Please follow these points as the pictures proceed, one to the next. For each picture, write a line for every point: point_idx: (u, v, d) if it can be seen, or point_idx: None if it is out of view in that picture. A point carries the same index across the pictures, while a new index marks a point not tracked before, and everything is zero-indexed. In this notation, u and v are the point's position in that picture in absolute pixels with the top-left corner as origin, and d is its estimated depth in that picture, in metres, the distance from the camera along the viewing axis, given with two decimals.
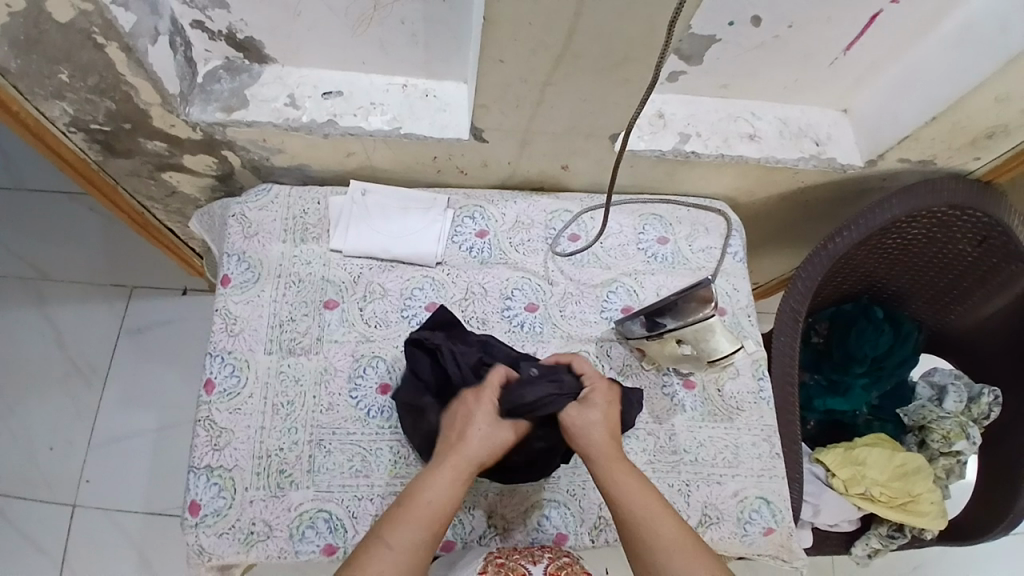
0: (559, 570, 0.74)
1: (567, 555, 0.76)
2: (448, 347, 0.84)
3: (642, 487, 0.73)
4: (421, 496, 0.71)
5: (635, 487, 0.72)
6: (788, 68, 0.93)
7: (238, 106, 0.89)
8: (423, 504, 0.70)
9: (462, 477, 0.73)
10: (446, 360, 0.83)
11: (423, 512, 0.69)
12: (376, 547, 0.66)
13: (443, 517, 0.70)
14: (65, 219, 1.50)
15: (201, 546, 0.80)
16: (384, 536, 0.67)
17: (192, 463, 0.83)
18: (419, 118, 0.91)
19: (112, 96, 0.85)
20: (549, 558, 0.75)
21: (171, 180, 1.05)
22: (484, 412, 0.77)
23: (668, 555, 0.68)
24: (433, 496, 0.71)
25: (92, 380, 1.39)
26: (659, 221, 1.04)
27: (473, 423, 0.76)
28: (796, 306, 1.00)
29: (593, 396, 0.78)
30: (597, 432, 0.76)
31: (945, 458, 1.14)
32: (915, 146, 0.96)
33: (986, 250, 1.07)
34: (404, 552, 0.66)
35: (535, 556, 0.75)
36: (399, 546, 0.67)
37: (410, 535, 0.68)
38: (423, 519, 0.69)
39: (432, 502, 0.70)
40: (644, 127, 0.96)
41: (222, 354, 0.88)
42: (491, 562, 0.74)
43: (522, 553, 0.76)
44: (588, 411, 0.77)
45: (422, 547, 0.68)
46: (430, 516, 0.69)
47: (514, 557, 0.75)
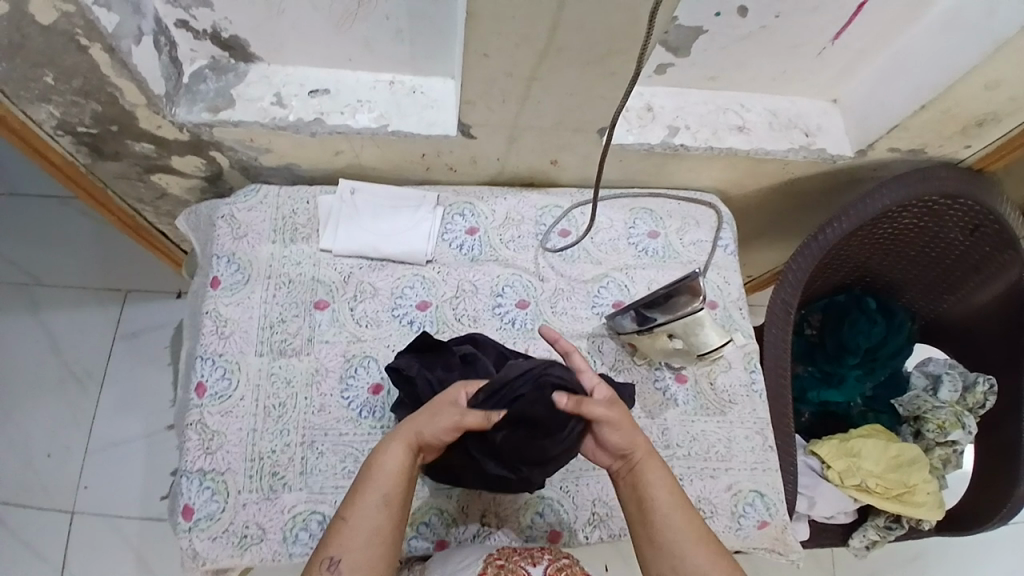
0: (558, 571, 0.73)
1: (566, 557, 0.75)
2: (423, 377, 0.81)
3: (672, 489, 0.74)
4: (371, 471, 0.72)
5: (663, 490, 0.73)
6: (775, 59, 0.92)
7: (224, 106, 0.88)
8: (375, 477, 0.71)
9: (407, 448, 0.73)
10: (422, 387, 0.81)
11: (373, 484, 0.71)
12: (334, 528, 0.69)
13: (400, 487, 0.71)
14: (57, 223, 1.49)
15: (195, 550, 0.80)
16: (342, 515, 0.70)
17: (184, 467, 0.83)
18: (406, 115, 0.91)
19: (97, 98, 0.85)
20: (548, 559, 0.74)
21: (159, 182, 1.05)
22: (444, 402, 0.73)
23: (691, 550, 0.70)
24: (380, 471, 0.71)
25: (87, 385, 1.39)
26: (649, 215, 1.04)
27: (435, 406, 0.73)
28: (788, 298, 0.99)
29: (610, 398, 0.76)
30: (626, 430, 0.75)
31: (941, 448, 1.16)
32: (904, 135, 0.96)
33: (978, 239, 1.08)
34: (362, 527, 0.69)
35: (534, 557, 0.74)
36: (352, 521, 0.69)
37: (362, 511, 0.69)
38: (375, 498, 0.70)
39: (381, 475, 0.71)
40: (632, 121, 0.95)
41: (212, 357, 0.88)
42: (490, 564, 0.73)
43: (521, 555, 0.74)
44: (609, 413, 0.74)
45: (379, 520, 0.69)
46: (381, 489, 0.71)
47: (513, 558, 0.74)
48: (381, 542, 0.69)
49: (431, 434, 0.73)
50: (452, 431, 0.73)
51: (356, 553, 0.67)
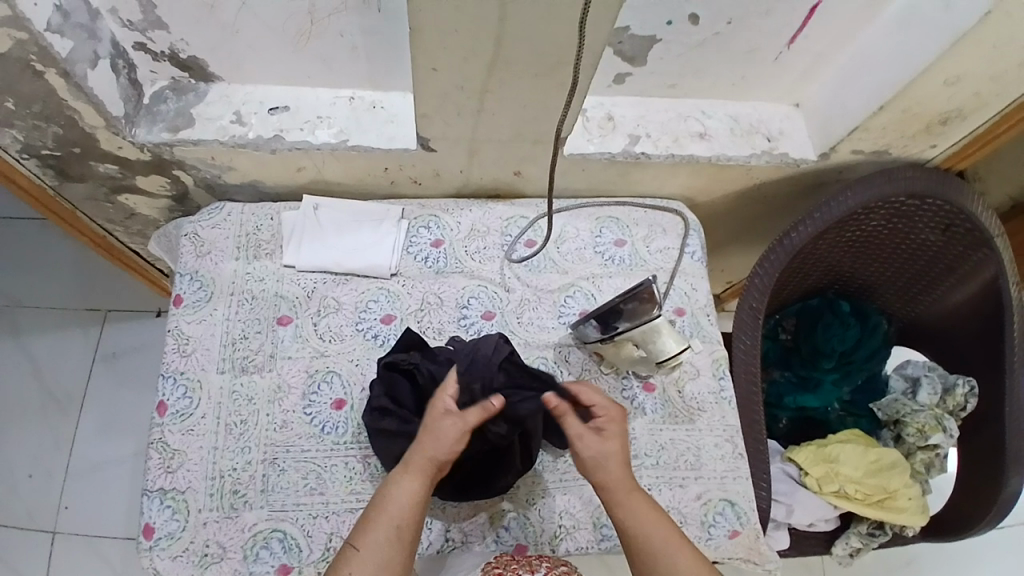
0: None
1: (563, 565, 0.75)
2: (425, 366, 0.83)
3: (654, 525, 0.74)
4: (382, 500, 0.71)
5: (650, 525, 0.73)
6: (733, 65, 0.93)
7: (184, 125, 0.89)
8: (389, 505, 0.71)
9: (422, 475, 0.72)
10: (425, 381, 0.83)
11: (384, 515, 0.70)
12: (345, 556, 0.68)
13: (412, 515, 0.71)
14: (37, 247, 1.50)
15: (155, 570, 0.79)
16: (353, 545, 0.69)
17: (145, 486, 0.83)
18: (365, 130, 0.91)
19: (58, 122, 0.85)
20: (547, 568, 0.73)
21: (127, 202, 1.06)
22: (441, 410, 0.75)
23: None
24: (394, 498, 0.71)
25: (68, 406, 1.39)
26: (616, 224, 1.03)
27: (434, 421, 0.73)
28: (756, 303, 0.99)
29: (607, 428, 0.78)
30: (615, 462, 0.76)
31: (923, 453, 1.13)
32: (866, 137, 0.96)
33: (951, 238, 1.07)
34: (373, 556, 0.68)
35: (532, 565, 0.73)
36: (363, 551, 0.68)
37: (375, 539, 0.69)
38: (387, 525, 0.70)
39: (392, 507, 0.71)
40: (592, 130, 0.96)
41: (174, 375, 0.88)
42: (488, 573, 0.73)
43: (519, 563, 0.74)
44: (604, 442, 0.77)
45: (391, 549, 0.69)
46: (392, 516, 0.70)
47: (511, 566, 0.73)
48: (392, 571, 0.68)
49: (442, 454, 0.72)
50: (461, 441, 0.73)
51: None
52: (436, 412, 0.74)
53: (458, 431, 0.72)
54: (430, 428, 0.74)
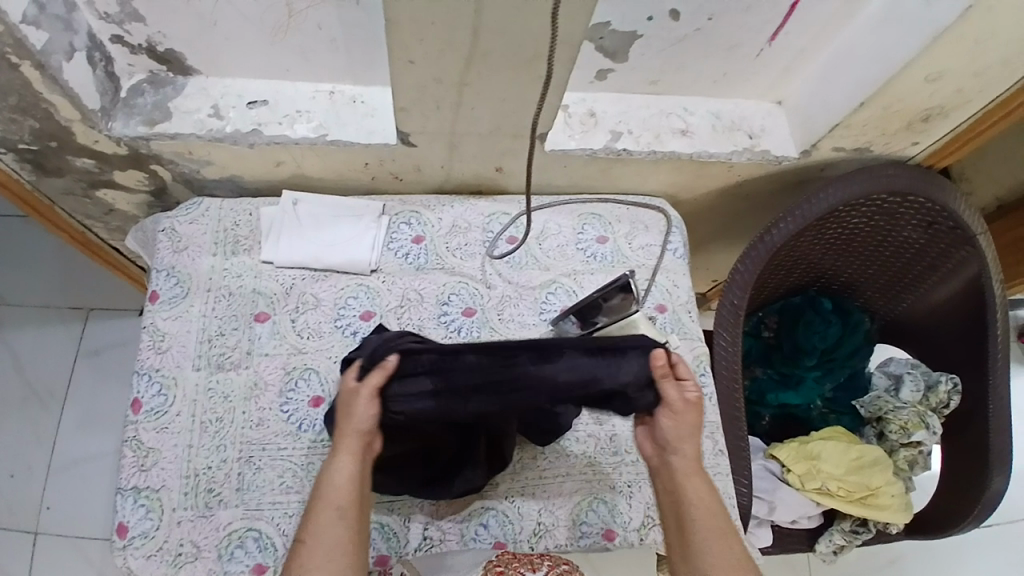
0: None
1: (565, 564, 0.72)
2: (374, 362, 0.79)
3: (727, 550, 0.72)
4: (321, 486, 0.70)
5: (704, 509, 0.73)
6: (714, 62, 0.93)
7: (161, 119, 0.88)
8: (329, 487, 0.70)
9: (354, 452, 0.71)
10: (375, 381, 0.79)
11: (325, 501, 0.69)
12: (295, 550, 0.68)
13: (354, 493, 0.70)
14: (18, 244, 1.48)
15: (129, 569, 0.78)
16: (299, 537, 0.68)
17: (119, 484, 0.82)
18: (345, 124, 0.91)
19: (34, 115, 0.84)
20: (547, 565, 0.71)
21: (106, 197, 1.05)
22: (347, 388, 0.72)
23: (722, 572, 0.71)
24: (330, 482, 0.70)
25: (50, 404, 1.38)
26: (598, 221, 1.03)
27: (345, 401, 0.71)
28: (736, 301, 0.99)
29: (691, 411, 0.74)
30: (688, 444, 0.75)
31: (906, 450, 1.13)
32: (847, 133, 0.96)
33: (932, 236, 1.07)
34: (321, 544, 0.67)
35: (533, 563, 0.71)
36: (309, 541, 0.67)
37: (318, 527, 0.68)
38: (330, 507, 0.69)
39: (331, 489, 0.70)
40: (574, 126, 0.95)
41: (149, 372, 0.87)
42: (490, 571, 0.71)
43: (520, 561, 0.72)
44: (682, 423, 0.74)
45: (338, 531, 0.68)
46: (333, 500, 0.69)
47: (512, 564, 0.71)
48: (345, 552, 0.67)
49: (364, 425, 0.70)
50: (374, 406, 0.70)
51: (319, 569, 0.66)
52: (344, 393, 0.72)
53: (369, 398, 0.70)
54: (343, 406, 0.72)
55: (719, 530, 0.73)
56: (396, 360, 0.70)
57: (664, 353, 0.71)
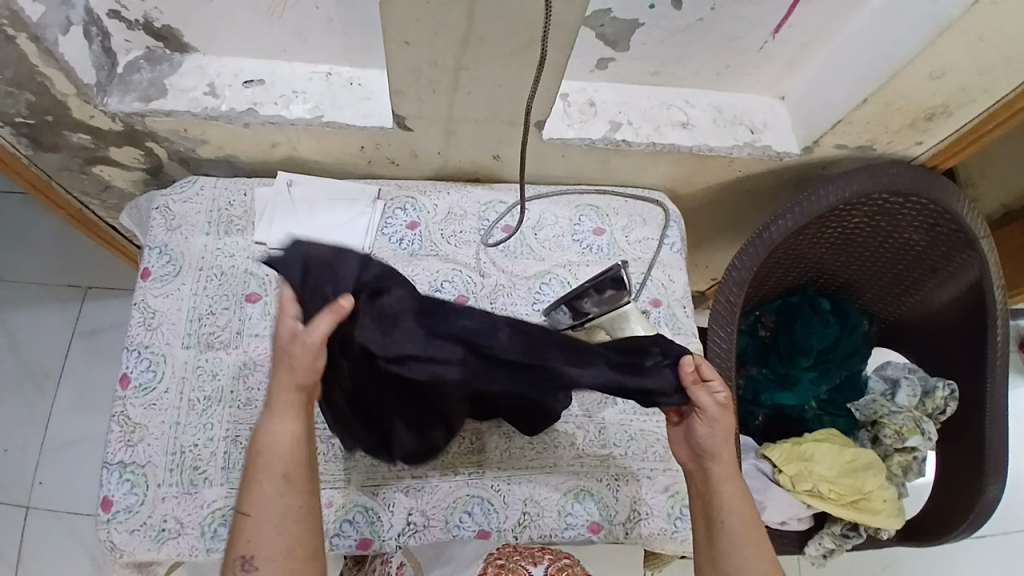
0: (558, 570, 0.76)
1: (566, 558, 0.79)
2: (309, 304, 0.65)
3: (759, 556, 0.70)
4: (261, 453, 0.65)
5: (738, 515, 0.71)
6: (716, 54, 0.92)
7: (157, 95, 0.88)
8: (272, 452, 0.65)
9: (297, 409, 0.66)
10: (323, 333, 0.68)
11: (267, 467, 0.65)
12: (240, 524, 0.65)
13: (298, 454, 0.66)
14: (16, 222, 1.48)
15: (113, 543, 0.78)
16: (245, 510, 0.65)
17: (105, 459, 0.82)
18: (341, 107, 0.90)
19: (30, 89, 0.84)
20: (549, 560, 0.78)
21: (102, 174, 1.04)
22: (286, 336, 0.64)
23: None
24: (272, 445, 0.65)
25: (46, 381, 1.38)
26: (595, 212, 1.02)
27: (284, 351, 0.64)
28: (731, 297, 0.98)
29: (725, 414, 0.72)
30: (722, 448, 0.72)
31: (900, 455, 1.12)
32: (849, 130, 0.94)
33: (935, 237, 1.06)
34: (267, 517, 0.64)
35: (534, 557, 0.78)
36: (254, 515, 0.64)
37: (263, 498, 0.64)
38: (274, 474, 0.65)
39: (274, 453, 0.65)
40: (573, 115, 0.94)
41: (138, 349, 0.87)
42: (492, 563, 0.78)
43: (523, 555, 0.79)
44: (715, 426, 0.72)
45: (285, 499, 0.65)
46: (277, 468, 0.65)
47: (515, 558, 0.78)
48: (296, 521, 0.65)
49: (306, 379, 0.64)
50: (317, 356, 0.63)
51: (267, 543, 0.63)
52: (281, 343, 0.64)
53: (316, 348, 0.62)
54: (280, 357, 0.64)
55: (753, 536, 0.70)
56: (349, 303, 0.62)
57: (693, 360, 0.70)
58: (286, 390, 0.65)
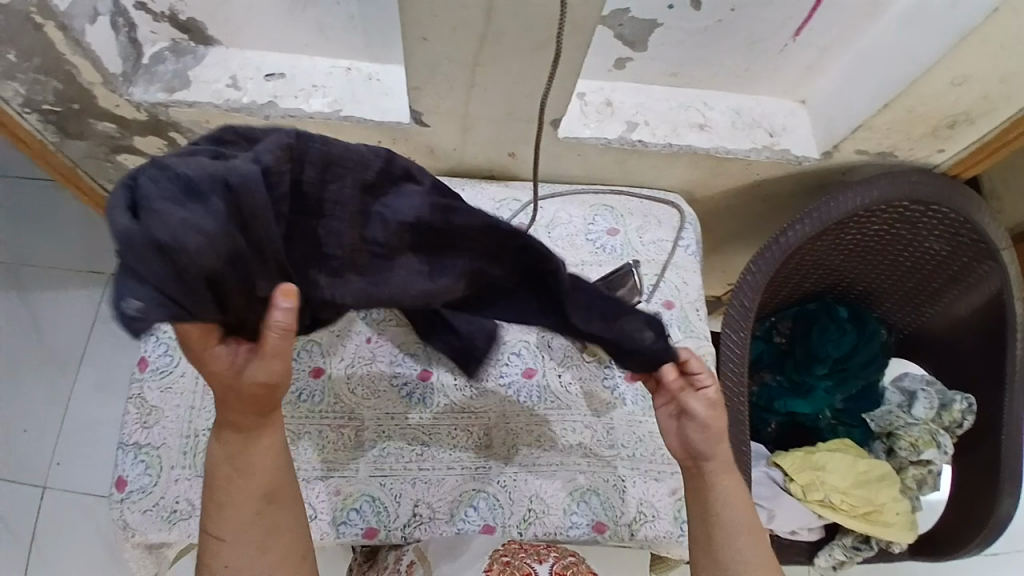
0: (564, 568, 0.73)
1: (573, 556, 0.76)
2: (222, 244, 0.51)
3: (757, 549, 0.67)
4: (229, 472, 0.59)
5: (735, 508, 0.68)
6: (735, 56, 0.91)
7: (180, 87, 0.89)
8: (242, 474, 0.59)
9: (264, 426, 0.59)
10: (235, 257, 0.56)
11: (239, 489, 0.59)
12: (217, 549, 0.60)
13: (273, 471, 0.60)
14: (43, 208, 1.51)
15: (125, 522, 0.80)
16: (219, 534, 0.60)
17: (121, 439, 0.83)
18: (359, 102, 0.91)
19: (57, 77, 0.86)
20: (555, 557, 0.75)
21: (126, 162, 1.07)
22: (229, 373, 0.54)
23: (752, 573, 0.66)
24: (242, 465, 0.59)
25: (67, 365, 1.41)
26: (609, 212, 1.02)
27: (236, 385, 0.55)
28: (746, 301, 0.97)
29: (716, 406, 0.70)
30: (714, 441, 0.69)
31: (915, 467, 1.10)
32: (871, 136, 0.93)
33: (956, 248, 1.04)
34: (244, 541, 0.59)
35: (540, 555, 0.75)
36: (229, 540, 0.59)
37: (238, 521, 0.59)
38: (247, 497, 0.59)
39: (245, 473, 0.59)
40: (589, 115, 0.94)
41: (157, 333, 0.89)
42: (497, 561, 0.74)
43: (526, 552, 0.75)
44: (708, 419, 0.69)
45: (263, 518, 0.60)
46: (249, 487, 0.59)
47: (519, 556, 0.74)
48: (280, 538, 0.60)
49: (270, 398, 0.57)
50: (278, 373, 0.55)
51: (248, 566, 0.59)
52: (225, 380, 0.55)
53: (277, 366, 0.54)
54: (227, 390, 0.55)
55: (751, 528, 0.68)
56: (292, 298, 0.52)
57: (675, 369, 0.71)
58: (242, 410, 0.57)
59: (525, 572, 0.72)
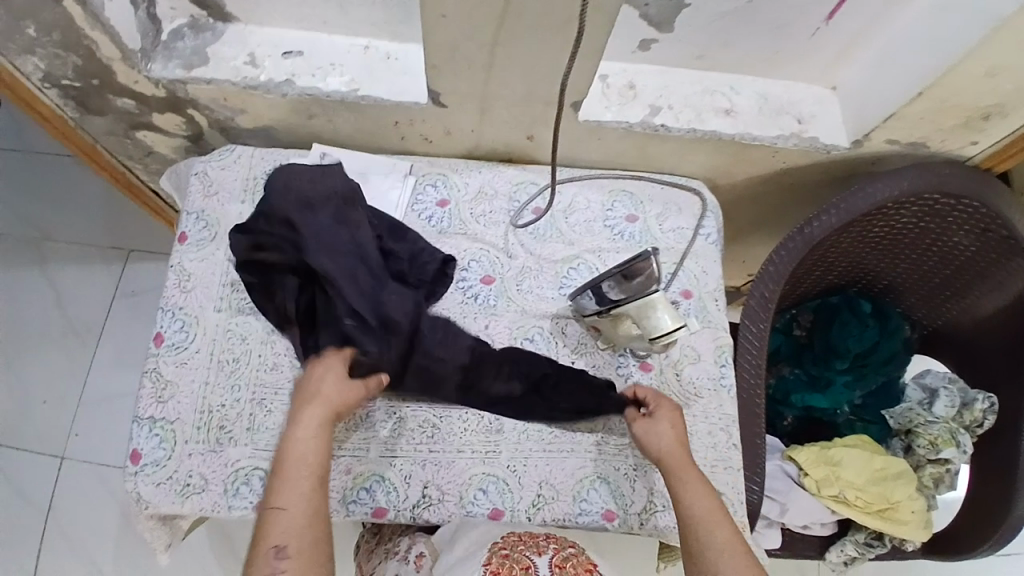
0: (564, 562, 0.68)
1: (573, 547, 0.71)
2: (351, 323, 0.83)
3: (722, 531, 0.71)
4: (294, 461, 0.71)
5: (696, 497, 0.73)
6: (764, 39, 0.88)
7: (199, 63, 0.89)
8: (306, 461, 0.72)
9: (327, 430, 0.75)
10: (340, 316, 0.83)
11: (303, 469, 0.71)
12: (272, 519, 0.67)
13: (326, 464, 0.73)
14: (66, 183, 1.53)
15: (138, 494, 0.81)
16: (276, 505, 0.68)
17: (136, 413, 0.85)
18: (376, 81, 0.90)
19: (77, 52, 0.86)
20: (555, 549, 0.69)
21: (145, 140, 1.07)
22: (330, 391, 0.78)
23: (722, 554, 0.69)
24: (305, 454, 0.72)
25: (88, 338, 1.43)
26: (629, 198, 1.00)
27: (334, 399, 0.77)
28: (767, 292, 0.94)
29: (661, 413, 0.82)
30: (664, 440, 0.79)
31: (933, 466, 1.08)
32: (902, 126, 0.90)
33: (984, 244, 1.00)
34: (300, 512, 0.68)
35: (539, 547, 0.70)
36: (291, 509, 0.68)
37: (297, 493, 0.69)
38: (307, 476, 0.71)
39: (307, 460, 0.72)
40: (611, 97, 0.92)
41: (173, 309, 0.89)
42: (495, 554, 0.69)
43: (526, 545, 0.70)
44: (655, 423, 0.80)
45: (314, 497, 0.70)
46: (311, 470, 0.71)
47: (518, 549, 0.69)
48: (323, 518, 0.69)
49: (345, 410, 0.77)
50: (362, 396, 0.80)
51: (297, 537, 0.66)
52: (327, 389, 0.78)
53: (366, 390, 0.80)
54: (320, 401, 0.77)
55: (713, 512, 0.72)
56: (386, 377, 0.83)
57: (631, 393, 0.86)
58: (320, 414, 0.75)
59: (522, 565, 0.67)
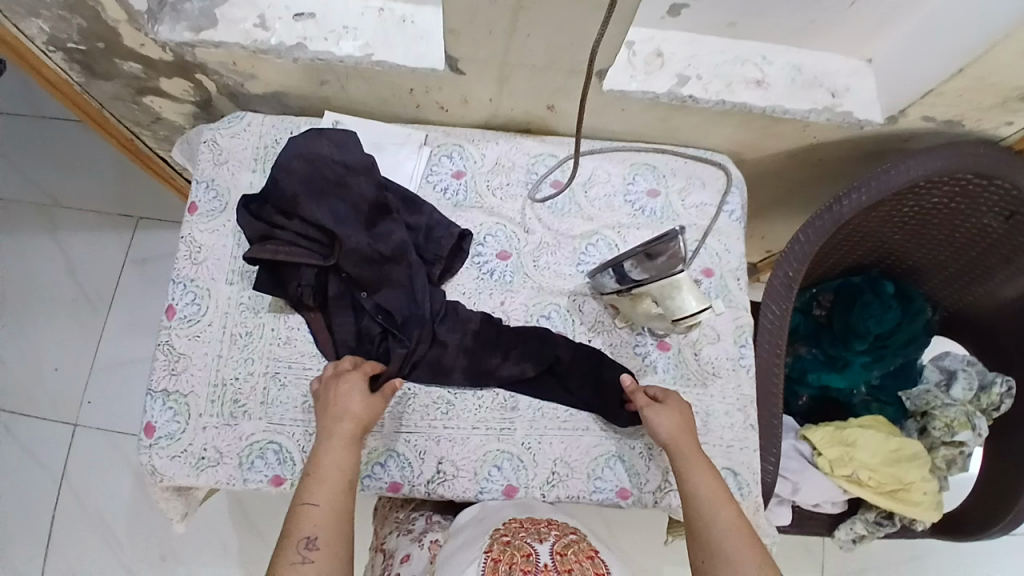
0: (567, 547, 0.62)
1: (575, 532, 0.65)
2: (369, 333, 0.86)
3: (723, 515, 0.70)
4: (325, 470, 0.69)
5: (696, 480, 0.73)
6: (800, 7, 0.83)
7: (207, 26, 0.85)
8: (336, 466, 0.69)
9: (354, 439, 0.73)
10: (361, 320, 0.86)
11: (334, 473, 0.69)
12: (302, 515, 0.65)
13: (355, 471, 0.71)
14: (74, 147, 1.50)
15: (154, 466, 0.81)
16: (309, 501, 0.66)
17: (149, 385, 0.84)
18: (391, 47, 0.86)
19: (82, 13, 0.83)
20: (556, 536, 0.63)
21: (152, 105, 1.04)
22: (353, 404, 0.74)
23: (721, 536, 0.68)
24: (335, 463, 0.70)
25: (99, 306, 1.43)
26: (651, 172, 0.97)
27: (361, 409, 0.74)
28: (790, 274, 0.91)
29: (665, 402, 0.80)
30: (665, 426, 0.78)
31: (946, 448, 1.06)
32: (941, 101, 0.86)
33: (1015, 227, 0.96)
34: (333, 513, 0.66)
35: (541, 534, 0.64)
36: (322, 504, 0.66)
37: (330, 495, 0.67)
38: (338, 479, 0.68)
39: (338, 466, 0.70)
40: (637, 66, 0.88)
41: (184, 281, 0.88)
42: (496, 541, 0.63)
43: (527, 531, 0.64)
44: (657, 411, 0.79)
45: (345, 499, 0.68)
46: (342, 474, 0.69)
47: (519, 535, 0.64)
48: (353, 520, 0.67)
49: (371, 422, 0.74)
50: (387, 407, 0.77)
51: (330, 538, 0.64)
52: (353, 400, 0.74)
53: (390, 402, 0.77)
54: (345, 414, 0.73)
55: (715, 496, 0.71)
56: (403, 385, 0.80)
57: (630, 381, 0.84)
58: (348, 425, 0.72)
59: (524, 552, 0.61)
